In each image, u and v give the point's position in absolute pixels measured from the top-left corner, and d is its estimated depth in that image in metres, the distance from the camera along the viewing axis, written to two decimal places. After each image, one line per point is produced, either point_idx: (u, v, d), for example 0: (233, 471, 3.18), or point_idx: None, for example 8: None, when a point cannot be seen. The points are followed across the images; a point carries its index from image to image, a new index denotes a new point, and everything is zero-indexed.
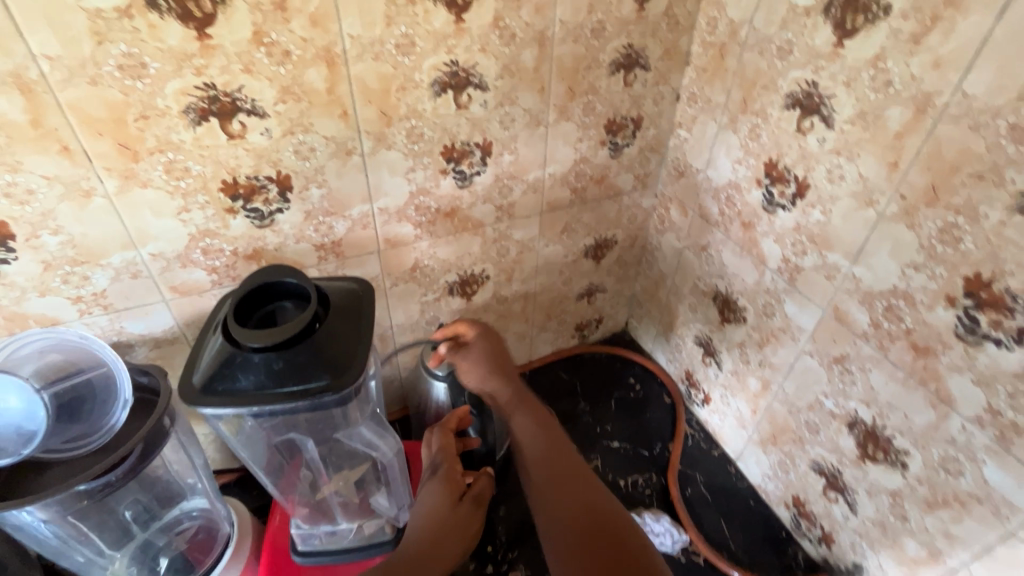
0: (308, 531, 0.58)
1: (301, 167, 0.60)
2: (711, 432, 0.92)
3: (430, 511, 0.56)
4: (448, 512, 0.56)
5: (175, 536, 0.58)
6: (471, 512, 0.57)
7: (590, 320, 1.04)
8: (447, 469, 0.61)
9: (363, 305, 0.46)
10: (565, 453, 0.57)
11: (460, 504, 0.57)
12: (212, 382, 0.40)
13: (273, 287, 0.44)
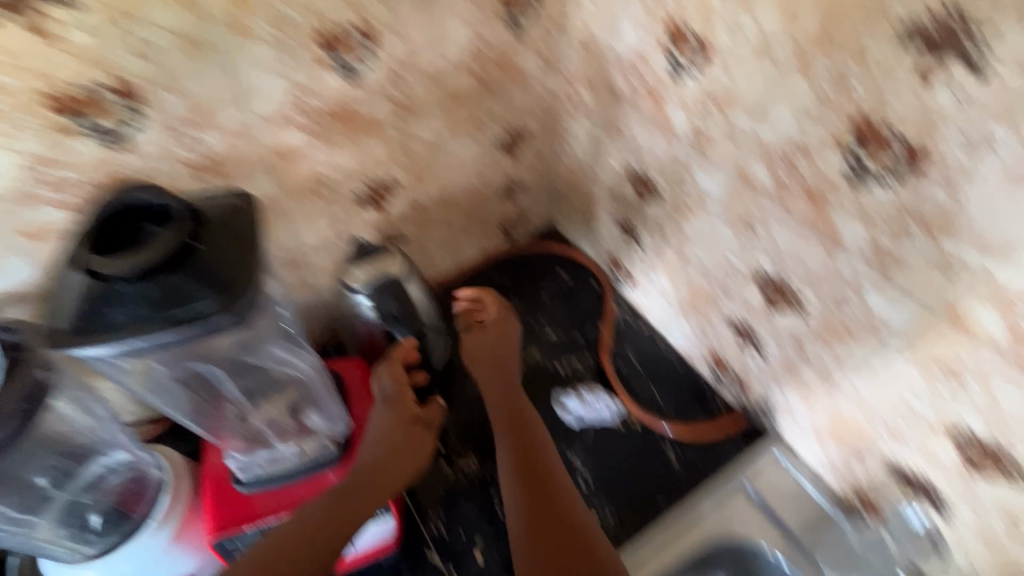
0: (246, 459, 0.57)
1: (145, 71, 0.51)
2: (638, 309, 0.96)
3: (384, 436, 0.61)
4: (401, 434, 0.63)
5: (102, 492, 0.55)
6: (424, 434, 0.64)
7: (515, 219, 1.02)
8: (397, 393, 0.64)
9: (244, 216, 0.41)
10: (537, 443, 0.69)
11: (412, 428, 0.63)
12: (81, 321, 0.35)
13: (130, 208, 0.38)
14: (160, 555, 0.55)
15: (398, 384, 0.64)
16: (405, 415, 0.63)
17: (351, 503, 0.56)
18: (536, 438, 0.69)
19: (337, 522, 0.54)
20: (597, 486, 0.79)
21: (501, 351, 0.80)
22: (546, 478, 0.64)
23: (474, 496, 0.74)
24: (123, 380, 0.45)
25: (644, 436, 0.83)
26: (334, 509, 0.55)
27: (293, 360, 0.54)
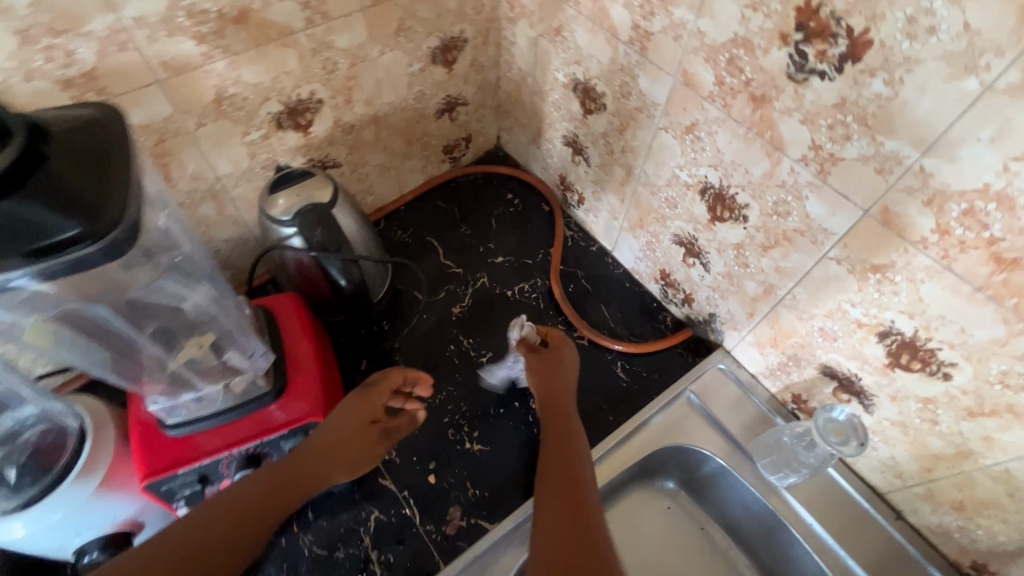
0: (173, 404, 0.54)
1: None
2: (588, 230, 0.95)
3: (339, 431, 0.58)
4: (360, 435, 0.59)
5: (15, 446, 0.53)
6: (377, 437, 0.61)
7: (458, 141, 0.97)
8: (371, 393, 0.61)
9: (108, 134, 0.36)
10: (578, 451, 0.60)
11: (377, 434, 0.61)
12: None
13: None
14: (88, 506, 0.53)
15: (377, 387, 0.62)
16: (365, 413, 0.60)
17: (271, 500, 0.51)
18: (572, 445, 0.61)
19: (242, 510, 0.48)
20: None
21: (563, 381, 0.70)
22: (573, 482, 0.55)
23: (424, 422, 0.74)
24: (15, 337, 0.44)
25: (594, 355, 0.83)
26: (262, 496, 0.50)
27: (186, 294, 0.50)
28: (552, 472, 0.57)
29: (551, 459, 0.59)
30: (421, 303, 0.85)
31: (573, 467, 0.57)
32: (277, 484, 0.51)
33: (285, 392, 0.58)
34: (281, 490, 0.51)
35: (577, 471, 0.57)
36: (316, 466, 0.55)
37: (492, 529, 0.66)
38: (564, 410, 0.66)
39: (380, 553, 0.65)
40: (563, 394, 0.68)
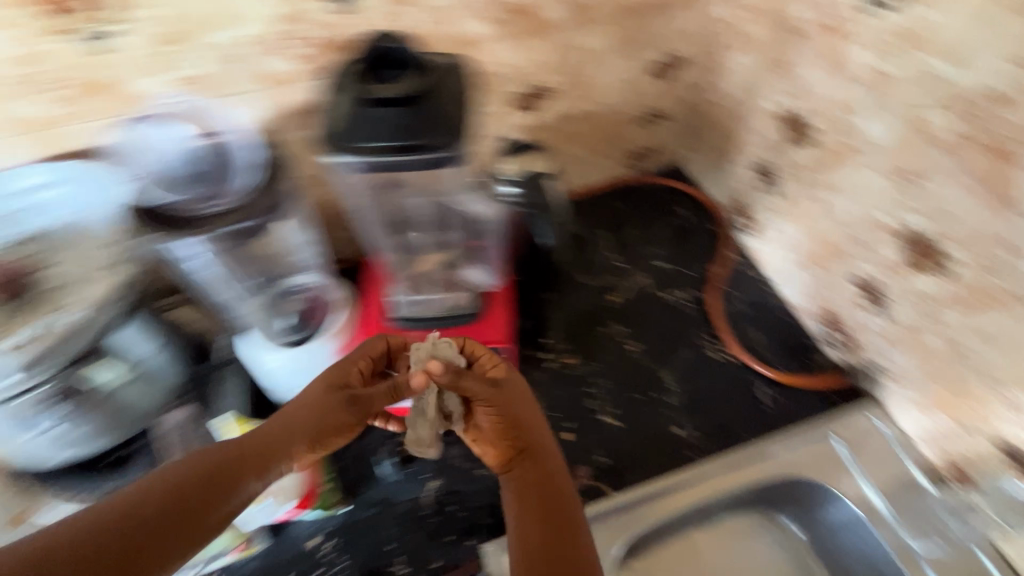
0: (408, 300, 0.68)
1: None
2: (751, 257, 0.97)
3: (297, 420, 0.58)
4: (329, 411, 0.58)
5: (290, 301, 0.67)
6: (343, 406, 0.59)
7: (644, 150, 1.03)
8: (349, 359, 0.61)
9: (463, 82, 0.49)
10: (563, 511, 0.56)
11: (344, 408, 0.59)
12: (342, 133, 0.45)
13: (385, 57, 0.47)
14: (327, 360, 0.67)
15: (353, 355, 0.62)
16: (337, 376, 0.60)
17: (215, 486, 0.52)
18: (553, 501, 0.57)
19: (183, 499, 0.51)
20: (687, 403, 0.81)
21: (524, 414, 0.61)
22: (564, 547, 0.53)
23: (568, 386, 0.81)
24: (357, 198, 0.63)
25: (738, 372, 0.84)
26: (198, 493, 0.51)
27: (475, 206, 0.67)
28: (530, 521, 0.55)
29: (529, 509, 0.57)
30: (584, 286, 0.93)
31: (558, 520, 0.55)
32: (211, 477, 0.53)
33: (482, 317, 0.68)
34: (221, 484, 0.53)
35: (563, 523, 0.55)
36: (259, 461, 0.56)
37: (615, 495, 0.72)
38: (534, 449, 0.60)
39: None
40: (524, 433, 0.60)
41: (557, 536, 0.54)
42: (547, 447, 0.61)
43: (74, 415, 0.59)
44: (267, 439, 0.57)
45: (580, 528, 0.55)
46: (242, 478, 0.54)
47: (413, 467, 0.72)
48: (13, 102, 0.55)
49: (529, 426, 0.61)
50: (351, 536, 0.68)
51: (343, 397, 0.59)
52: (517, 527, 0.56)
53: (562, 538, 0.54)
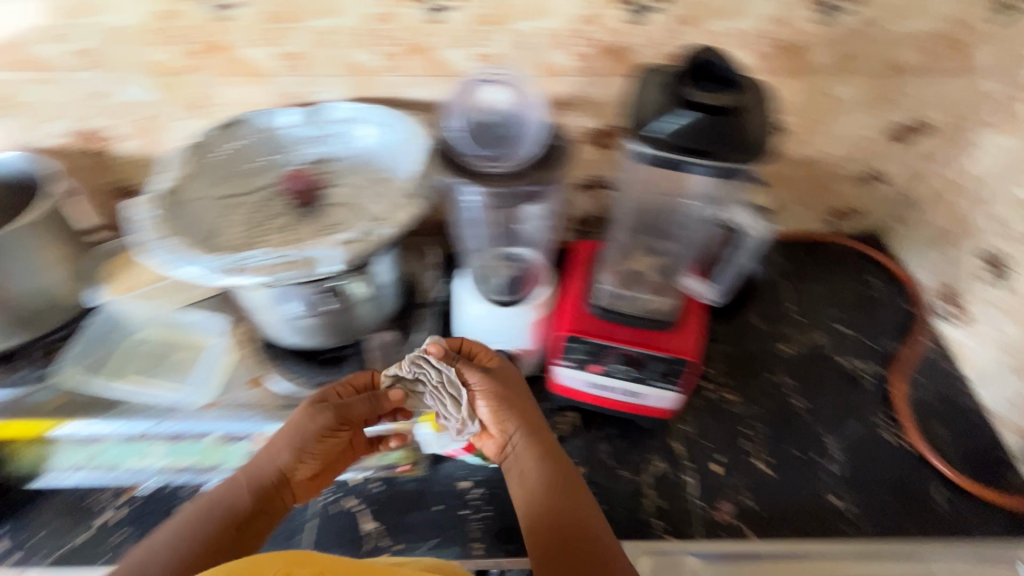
0: (612, 291, 0.71)
1: None
2: (950, 350, 0.89)
3: (280, 444, 0.61)
4: (313, 431, 0.61)
5: (502, 264, 0.74)
6: (325, 412, 0.62)
7: (848, 210, 0.98)
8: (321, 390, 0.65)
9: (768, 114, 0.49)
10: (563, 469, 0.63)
11: (331, 426, 0.62)
12: (646, 122, 0.49)
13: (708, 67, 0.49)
14: (521, 327, 0.71)
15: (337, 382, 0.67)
16: (317, 395, 0.65)
17: (227, 525, 0.57)
18: (550, 463, 0.63)
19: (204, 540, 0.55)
20: (847, 475, 0.76)
21: (513, 398, 0.65)
22: (567, 503, 0.60)
23: (725, 419, 0.80)
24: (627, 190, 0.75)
25: (912, 462, 0.77)
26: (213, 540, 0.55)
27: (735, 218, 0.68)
28: (544, 513, 0.60)
29: (541, 500, 0.61)
30: (757, 330, 0.90)
31: (573, 512, 0.59)
32: (223, 520, 0.57)
33: (677, 327, 0.69)
34: (236, 523, 0.57)
35: (579, 515, 0.59)
36: (257, 493, 0.59)
37: (754, 539, 0.69)
38: (533, 434, 0.64)
39: (655, 496, 0.73)
40: (516, 404, 0.65)
41: (574, 532, 0.58)
42: (543, 431, 0.65)
43: (327, 311, 0.68)
44: (263, 474, 0.60)
45: (592, 514, 0.60)
46: (249, 518, 0.58)
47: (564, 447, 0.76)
48: (355, 50, 0.66)
49: (525, 413, 0.65)
50: (497, 492, 0.72)
51: (326, 415, 0.61)
52: (529, 520, 0.60)
53: (579, 531, 0.58)
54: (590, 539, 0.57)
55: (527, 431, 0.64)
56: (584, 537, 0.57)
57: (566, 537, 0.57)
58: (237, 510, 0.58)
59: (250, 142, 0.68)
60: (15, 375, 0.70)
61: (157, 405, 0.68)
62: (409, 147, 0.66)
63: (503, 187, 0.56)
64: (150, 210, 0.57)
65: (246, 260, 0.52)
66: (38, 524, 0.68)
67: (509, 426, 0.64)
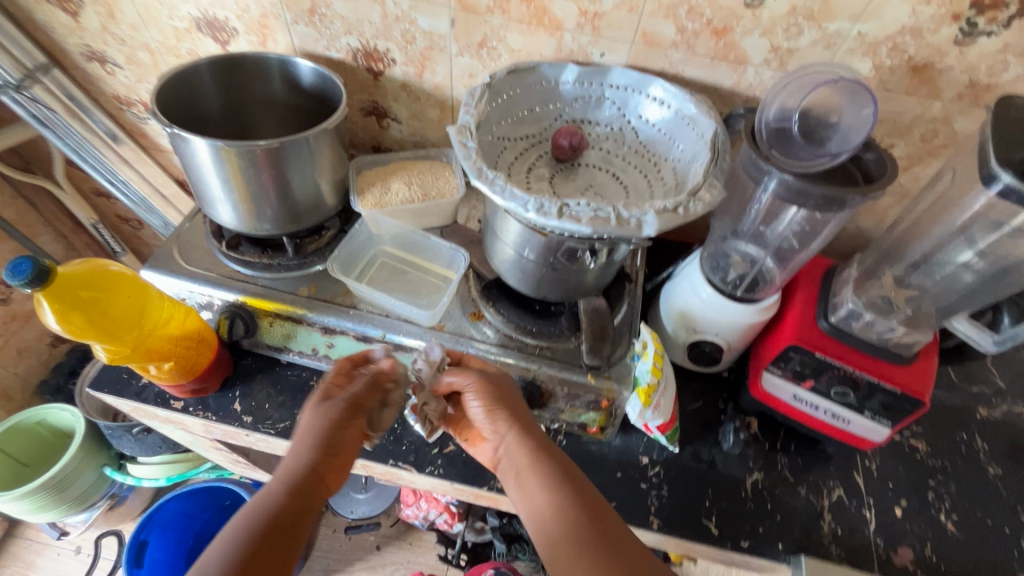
0: (849, 310, 0.68)
1: None
2: None
3: (298, 441, 0.59)
4: (332, 424, 0.61)
5: (743, 263, 0.73)
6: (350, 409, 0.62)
7: None
8: (326, 377, 0.65)
9: None
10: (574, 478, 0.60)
11: (344, 417, 0.62)
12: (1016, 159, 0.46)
13: None
14: (741, 327, 0.71)
15: (331, 369, 0.66)
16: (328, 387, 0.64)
17: (276, 527, 0.53)
18: (560, 472, 0.60)
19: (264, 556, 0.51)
20: None
21: (504, 399, 0.64)
22: (594, 514, 0.56)
23: (912, 466, 0.78)
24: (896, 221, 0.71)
25: None
26: (270, 544, 0.52)
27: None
28: (558, 523, 0.56)
29: (548, 508, 0.58)
30: (952, 384, 0.86)
31: (587, 511, 0.57)
32: (264, 521, 0.53)
33: (914, 363, 0.65)
34: (283, 526, 0.53)
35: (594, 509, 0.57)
36: (298, 492, 0.56)
37: None
38: (526, 433, 0.62)
39: (833, 522, 0.72)
40: (506, 407, 0.64)
41: (598, 536, 0.55)
42: (533, 425, 0.64)
43: (566, 269, 0.70)
44: (298, 472, 0.57)
45: (603, 509, 0.57)
46: (294, 521, 0.54)
47: (745, 450, 0.77)
48: (655, 19, 0.67)
49: (514, 411, 0.64)
50: (675, 474, 0.75)
51: (338, 408, 0.61)
52: (546, 534, 0.56)
53: (602, 532, 0.55)
54: (611, 543, 0.54)
55: (518, 428, 0.63)
56: (608, 538, 0.55)
57: (589, 546, 0.54)
58: (280, 512, 0.54)
59: (532, 89, 0.71)
60: (271, 259, 0.78)
61: (392, 316, 0.74)
62: (687, 132, 0.67)
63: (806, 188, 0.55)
64: (463, 138, 0.58)
65: (567, 207, 0.52)
66: (267, 394, 0.77)
67: (504, 431, 0.63)
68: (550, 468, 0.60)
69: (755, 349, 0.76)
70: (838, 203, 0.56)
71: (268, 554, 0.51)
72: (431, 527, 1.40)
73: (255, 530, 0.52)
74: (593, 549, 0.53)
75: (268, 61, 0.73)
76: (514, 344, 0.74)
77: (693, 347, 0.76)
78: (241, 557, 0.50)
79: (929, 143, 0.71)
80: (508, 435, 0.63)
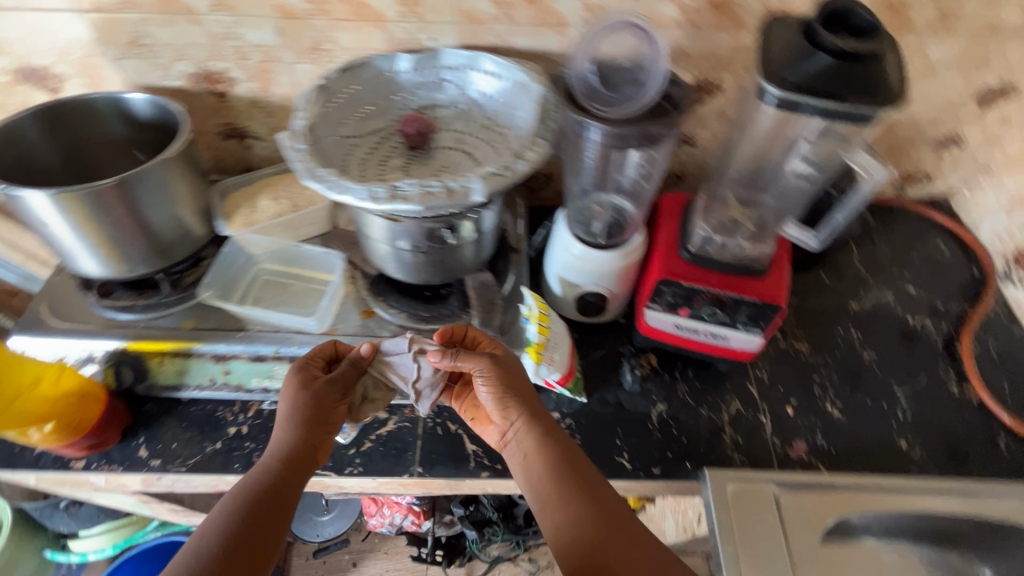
0: (704, 237, 0.73)
1: None
2: (1016, 311, 0.91)
3: (283, 420, 0.63)
4: (315, 403, 0.63)
5: (604, 211, 0.77)
6: (332, 390, 0.65)
7: (919, 175, 0.99)
8: (302, 364, 0.67)
9: (890, 54, 0.51)
10: (581, 464, 0.64)
11: (332, 396, 0.65)
12: (781, 69, 0.51)
13: (833, 16, 0.51)
14: (614, 272, 0.74)
15: (311, 353, 0.69)
16: (311, 370, 0.66)
17: (268, 499, 0.58)
18: (571, 456, 0.64)
19: (253, 528, 0.56)
20: (912, 421, 0.80)
21: (514, 388, 0.66)
22: (598, 494, 0.62)
23: (798, 367, 0.84)
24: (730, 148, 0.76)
25: (978, 416, 0.80)
26: (257, 517, 0.57)
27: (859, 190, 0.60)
28: (558, 503, 0.61)
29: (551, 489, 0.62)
30: (825, 286, 0.94)
31: (591, 491, 0.62)
32: (258, 493, 0.58)
33: (768, 274, 0.71)
34: (273, 496, 0.58)
35: (597, 489, 0.62)
36: (285, 467, 0.61)
37: (825, 472, 0.74)
38: (535, 419, 0.66)
39: (733, 433, 0.78)
40: (522, 399, 0.66)
41: (599, 515, 0.60)
42: (541, 413, 0.67)
43: (436, 250, 0.71)
44: (288, 447, 0.62)
45: (603, 484, 0.63)
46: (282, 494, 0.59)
47: (646, 385, 0.81)
48: None
49: (523, 399, 0.66)
50: (585, 422, 0.78)
51: (319, 386, 0.65)
52: (543, 505, 0.62)
53: (598, 500, 0.61)
54: (611, 519, 0.60)
55: (530, 418, 0.66)
56: (602, 506, 0.61)
57: (590, 521, 0.59)
58: (271, 486, 0.59)
59: (370, 84, 0.72)
60: (150, 299, 0.78)
61: (282, 329, 0.74)
62: (522, 99, 0.70)
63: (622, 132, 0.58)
64: (294, 143, 0.60)
65: (396, 189, 0.54)
66: (172, 434, 0.76)
67: (517, 418, 0.66)
68: (566, 452, 0.64)
69: (636, 291, 0.80)
70: (653, 140, 0.60)
71: (263, 524, 0.56)
72: (401, 531, 1.40)
73: (249, 504, 0.57)
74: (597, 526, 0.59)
75: (95, 102, 0.72)
76: (411, 331, 0.76)
77: (578, 300, 0.80)
78: (238, 528, 0.55)
79: (749, 71, 0.77)
80: (518, 422, 0.66)
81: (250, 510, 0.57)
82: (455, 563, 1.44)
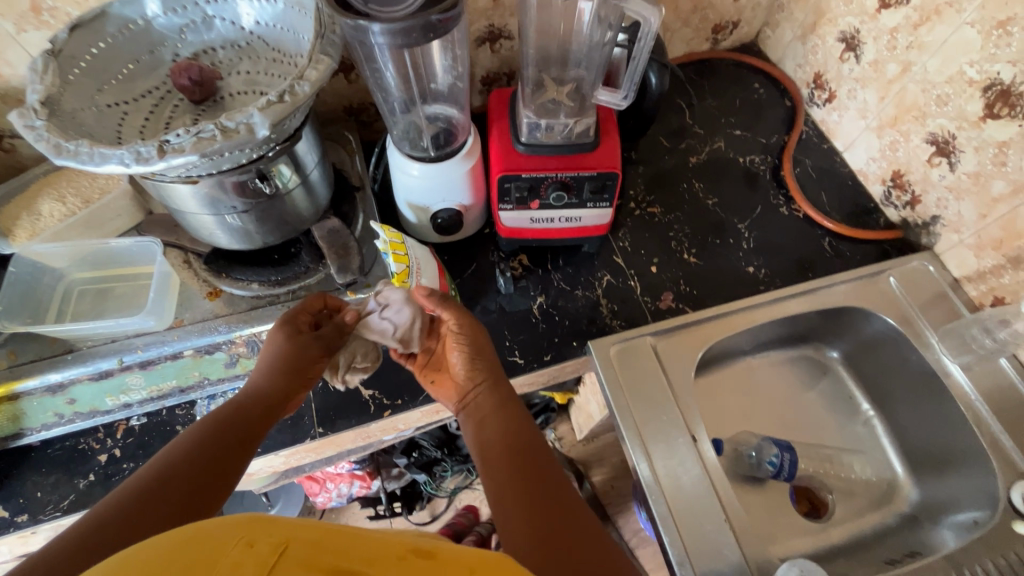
0: (533, 125, 0.73)
1: None
2: (824, 130, 1.01)
3: (266, 363, 0.61)
4: (296, 355, 0.61)
5: (430, 124, 0.76)
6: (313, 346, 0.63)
7: (727, 24, 1.04)
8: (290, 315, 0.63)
9: None
10: (540, 453, 0.58)
11: (307, 346, 0.62)
12: None
13: None
14: (457, 183, 0.73)
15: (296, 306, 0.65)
16: (297, 325, 0.63)
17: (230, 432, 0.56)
18: (532, 440, 0.60)
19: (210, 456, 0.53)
20: (756, 247, 0.89)
21: (486, 355, 0.66)
22: (551, 480, 0.55)
23: (655, 229, 0.90)
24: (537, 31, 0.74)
25: (805, 227, 0.91)
26: (217, 445, 0.54)
27: (645, 32, 0.63)
28: (506, 482, 0.55)
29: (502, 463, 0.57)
30: (664, 148, 0.99)
31: (543, 478, 0.55)
32: (227, 425, 0.56)
33: (599, 146, 0.73)
34: (241, 434, 0.56)
35: (550, 478, 0.56)
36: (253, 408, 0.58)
37: (693, 313, 0.82)
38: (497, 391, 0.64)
39: (609, 303, 0.83)
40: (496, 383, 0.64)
41: (541, 501, 0.53)
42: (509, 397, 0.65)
43: (262, 208, 0.66)
44: (258, 386, 0.60)
45: (559, 478, 0.56)
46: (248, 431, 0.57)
47: (523, 284, 0.84)
48: None
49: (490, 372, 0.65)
50: None
51: (303, 338, 0.62)
52: (493, 481, 0.55)
53: (545, 486, 0.54)
54: (558, 509, 0.52)
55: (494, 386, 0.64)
56: (550, 494, 0.54)
57: (528, 504, 0.52)
58: (239, 426, 0.57)
59: (120, 39, 0.62)
60: None
61: (118, 338, 0.67)
62: (301, 20, 0.62)
63: (407, 29, 0.54)
64: (29, 120, 0.51)
65: (166, 143, 0.48)
66: (33, 483, 0.68)
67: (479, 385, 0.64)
68: (523, 435, 0.60)
69: (489, 197, 0.80)
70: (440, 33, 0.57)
71: (223, 457, 0.54)
72: (353, 498, 1.41)
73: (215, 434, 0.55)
74: (539, 508, 0.52)
75: None
76: (267, 301, 0.71)
77: (433, 222, 0.78)
78: (195, 450, 0.53)
79: None
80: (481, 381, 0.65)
81: (213, 435, 0.55)
82: (416, 508, 1.48)
